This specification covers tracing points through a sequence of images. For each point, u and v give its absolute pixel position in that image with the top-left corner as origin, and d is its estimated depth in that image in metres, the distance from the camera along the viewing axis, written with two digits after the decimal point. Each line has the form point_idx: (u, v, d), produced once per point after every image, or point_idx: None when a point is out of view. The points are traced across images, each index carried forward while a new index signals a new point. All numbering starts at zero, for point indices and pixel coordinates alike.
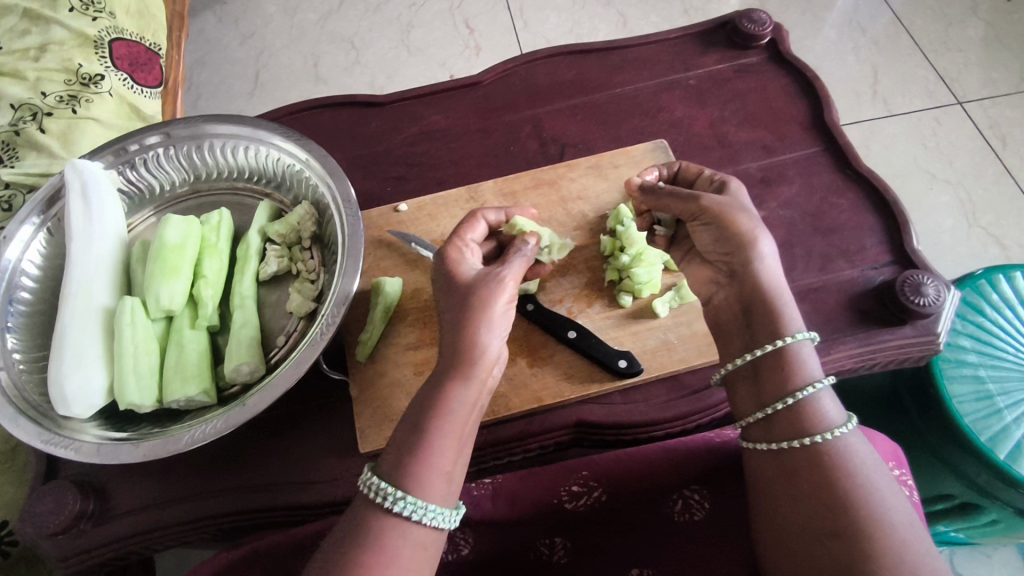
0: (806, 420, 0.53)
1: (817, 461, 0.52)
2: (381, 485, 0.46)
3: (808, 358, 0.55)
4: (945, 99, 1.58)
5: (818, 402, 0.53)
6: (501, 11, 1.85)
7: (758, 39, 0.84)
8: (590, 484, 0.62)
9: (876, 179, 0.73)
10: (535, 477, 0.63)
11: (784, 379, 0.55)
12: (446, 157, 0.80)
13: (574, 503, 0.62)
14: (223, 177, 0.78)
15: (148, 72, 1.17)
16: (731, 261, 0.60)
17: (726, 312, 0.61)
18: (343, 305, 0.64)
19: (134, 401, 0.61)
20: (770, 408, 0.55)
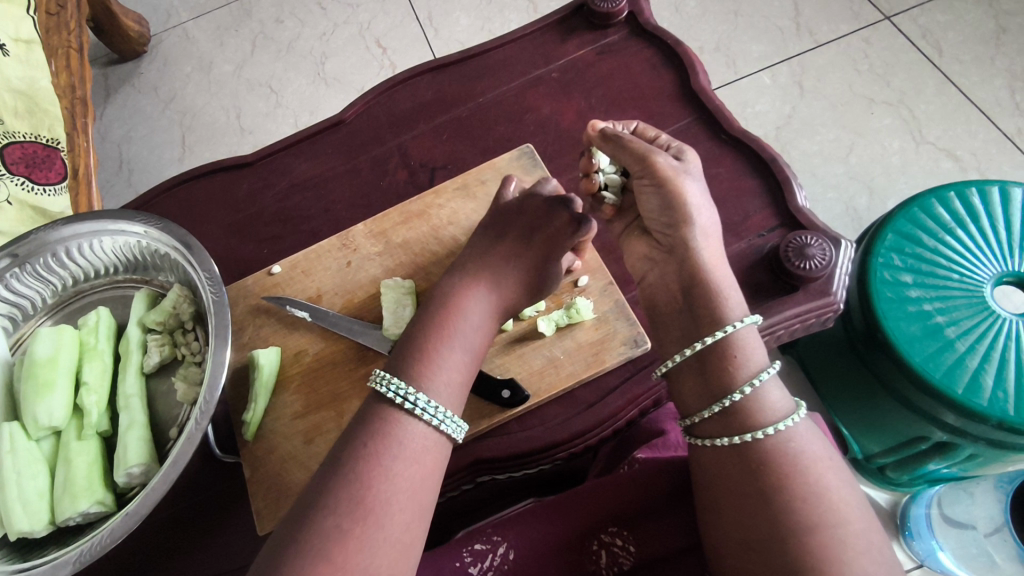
0: (755, 414, 0.46)
1: (763, 459, 0.45)
2: (397, 385, 0.47)
3: (755, 345, 0.48)
4: (872, 16, 1.50)
5: (765, 396, 0.47)
6: (409, 23, 1.81)
7: (615, 16, 0.80)
8: (494, 540, 0.55)
9: (751, 140, 0.70)
10: (433, 553, 0.56)
11: (732, 373, 0.48)
12: (318, 206, 0.78)
13: (478, 567, 0.54)
14: (101, 275, 0.77)
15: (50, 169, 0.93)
16: (672, 233, 0.53)
17: (661, 292, 0.53)
18: (221, 380, 0.61)
19: (25, 529, 0.60)
20: (725, 399, 0.47)
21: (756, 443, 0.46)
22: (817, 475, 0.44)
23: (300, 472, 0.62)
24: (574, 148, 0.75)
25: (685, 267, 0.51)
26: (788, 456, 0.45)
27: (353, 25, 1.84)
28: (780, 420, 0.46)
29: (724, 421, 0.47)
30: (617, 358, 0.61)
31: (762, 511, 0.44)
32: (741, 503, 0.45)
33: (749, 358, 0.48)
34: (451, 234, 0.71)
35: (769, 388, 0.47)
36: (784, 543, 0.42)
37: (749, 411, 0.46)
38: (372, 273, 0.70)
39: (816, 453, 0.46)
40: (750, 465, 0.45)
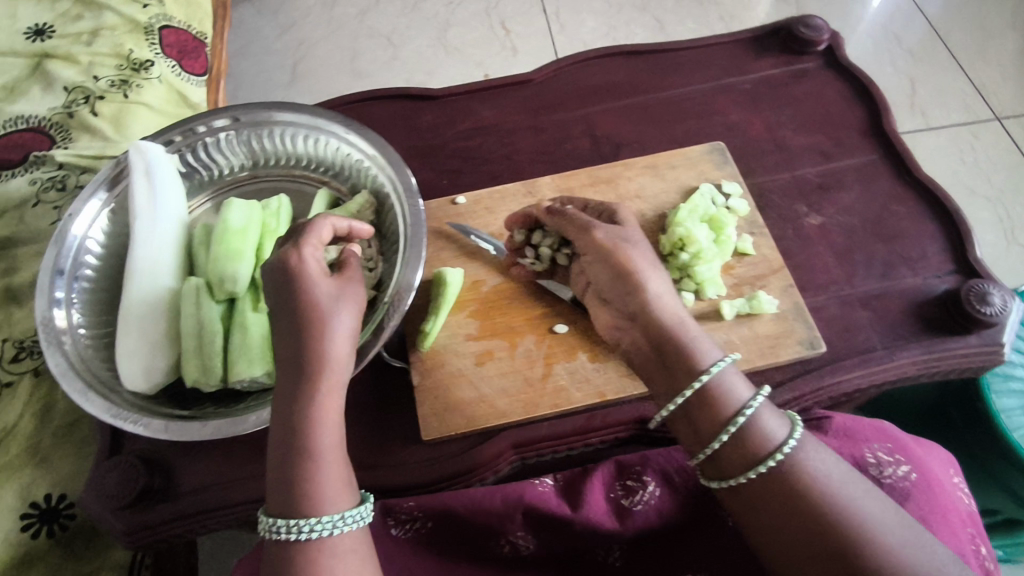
0: (751, 446, 0.50)
1: (781, 486, 0.48)
2: (272, 522, 0.49)
3: (732, 384, 0.52)
4: (984, 114, 1.56)
5: (758, 424, 0.50)
6: (537, 13, 1.84)
7: (815, 45, 0.84)
8: (643, 479, 0.62)
9: (937, 187, 0.73)
10: (586, 474, 0.63)
11: (729, 418, 0.51)
12: (501, 151, 0.81)
13: (630, 500, 0.61)
14: (280, 164, 0.78)
15: (195, 60, 1.19)
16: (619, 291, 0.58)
17: (639, 355, 0.57)
18: (406, 297, 0.64)
19: (201, 379, 0.63)
20: (714, 442, 0.51)
21: (780, 466, 0.48)
22: (849, 499, 0.46)
23: (468, 391, 0.65)
24: (761, 158, 0.77)
25: (640, 313, 0.56)
26: (804, 479, 0.48)
27: (481, 1, 1.88)
28: (777, 447, 0.49)
29: (719, 461, 0.51)
30: (791, 355, 0.64)
31: (808, 527, 0.46)
32: (780, 527, 0.47)
33: (729, 396, 0.51)
34: (636, 207, 0.73)
35: (765, 417, 0.51)
36: (849, 565, 0.44)
37: (749, 442, 0.50)
38: None
39: (836, 472, 0.48)
40: (772, 496, 0.48)
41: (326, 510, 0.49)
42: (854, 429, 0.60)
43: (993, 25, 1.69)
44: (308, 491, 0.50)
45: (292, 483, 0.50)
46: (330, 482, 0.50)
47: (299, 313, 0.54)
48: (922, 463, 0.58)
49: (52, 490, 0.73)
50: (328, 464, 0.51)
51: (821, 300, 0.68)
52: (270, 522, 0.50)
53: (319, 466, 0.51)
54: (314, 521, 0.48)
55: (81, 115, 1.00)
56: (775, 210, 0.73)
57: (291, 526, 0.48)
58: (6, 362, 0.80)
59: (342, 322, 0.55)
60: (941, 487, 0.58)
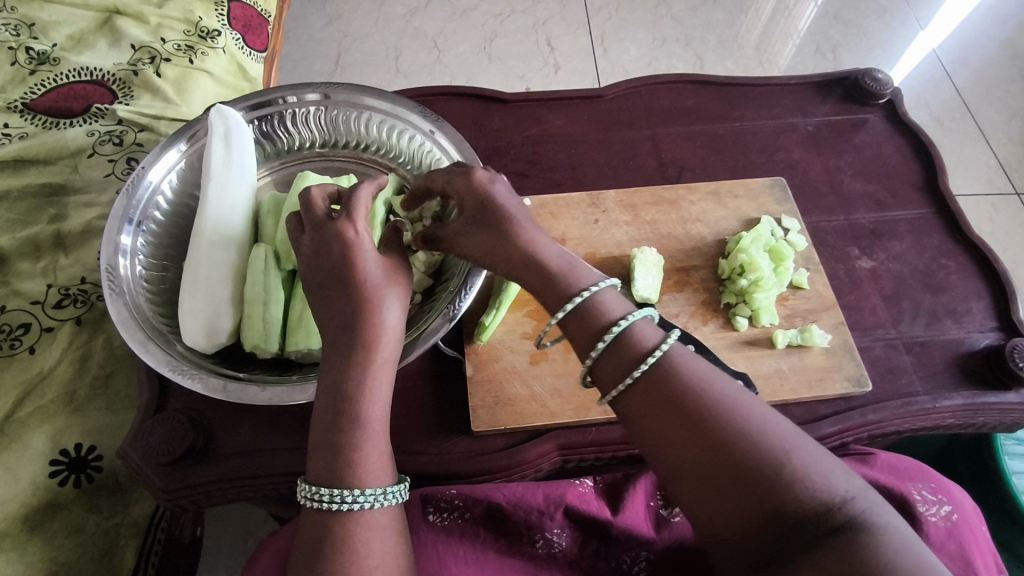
0: (626, 352, 0.47)
1: (680, 396, 0.43)
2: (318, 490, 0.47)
3: (607, 299, 0.49)
4: (1004, 188, 1.62)
5: (630, 335, 0.47)
6: (582, 35, 1.88)
7: (876, 98, 0.87)
8: None
9: (984, 247, 0.76)
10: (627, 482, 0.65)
11: (627, 351, 0.47)
12: (566, 160, 0.83)
13: (668, 510, 0.62)
14: (351, 147, 0.80)
15: (257, 36, 1.20)
16: (513, 268, 0.52)
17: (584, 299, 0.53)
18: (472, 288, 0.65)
19: (260, 344, 0.63)
20: (632, 373, 0.46)
21: (645, 374, 0.45)
22: (760, 422, 0.41)
23: (518, 388, 0.66)
24: (819, 199, 0.80)
25: (497, 255, 0.52)
26: (678, 379, 0.44)
27: (529, 16, 1.92)
28: (651, 349, 0.46)
29: (643, 393, 0.45)
30: (838, 390, 0.65)
31: (702, 438, 0.41)
32: (682, 438, 0.42)
33: (640, 339, 0.47)
34: (697, 231, 0.75)
35: (641, 326, 0.48)
36: (742, 471, 0.39)
37: (624, 356, 0.47)
38: (617, 237, 0.74)
39: (698, 376, 0.44)
40: (677, 404, 0.43)
41: (371, 483, 0.48)
42: (897, 470, 0.61)
43: (1019, 104, 1.76)
44: (353, 460, 0.48)
45: (337, 451, 0.48)
46: (373, 458, 0.49)
47: (355, 292, 0.51)
48: (964, 506, 0.59)
49: (81, 440, 0.71)
50: (375, 437, 0.49)
51: (868, 341, 0.70)
52: (313, 488, 0.48)
53: (370, 442, 0.49)
54: (357, 492, 0.47)
55: (145, 74, 1.01)
56: (828, 249, 0.76)
57: (336, 492, 0.47)
58: (49, 308, 0.77)
59: (393, 311, 0.52)
60: (979, 531, 0.59)
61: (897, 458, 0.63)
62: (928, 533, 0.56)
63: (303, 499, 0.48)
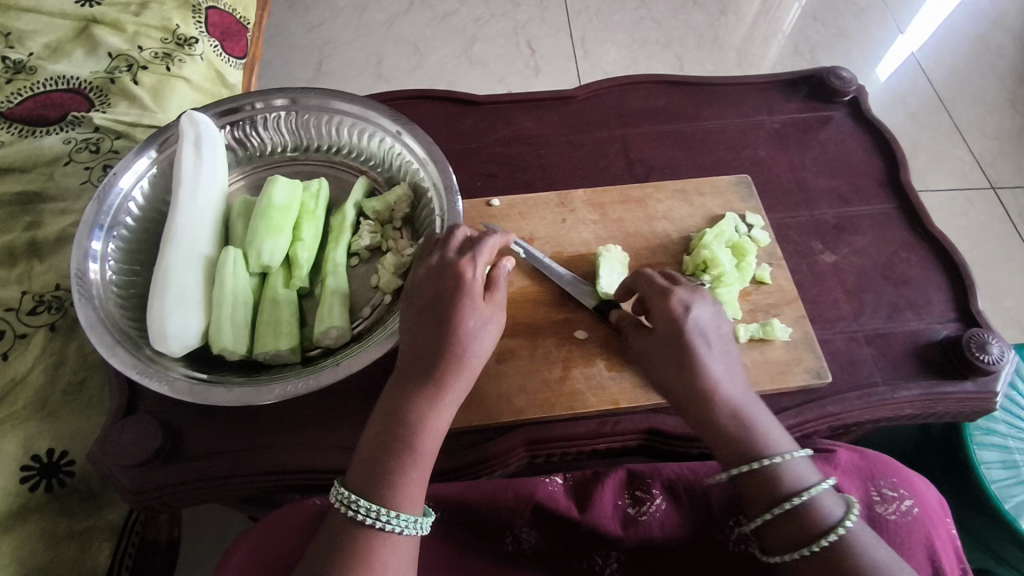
0: (777, 485, 0.52)
1: (804, 520, 0.50)
2: (351, 499, 0.51)
3: (772, 434, 0.55)
4: (979, 183, 1.64)
5: (788, 468, 0.52)
6: (563, 38, 1.90)
7: (841, 95, 0.89)
8: (651, 492, 0.64)
9: (944, 240, 0.77)
10: (597, 481, 0.65)
11: (776, 483, 0.52)
12: (536, 161, 0.84)
13: (636, 510, 0.62)
14: (322, 151, 0.81)
15: (236, 43, 1.22)
16: (673, 367, 0.57)
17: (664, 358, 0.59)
18: None
19: (228, 347, 0.64)
20: (778, 506, 0.51)
21: (795, 508, 0.50)
22: (865, 550, 0.48)
23: (485, 386, 0.66)
24: (784, 195, 0.81)
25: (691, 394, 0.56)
26: (814, 511, 0.50)
27: (510, 20, 1.94)
28: (833, 525, 0.49)
29: (772, 503, 0.52)
30: (798, 382, 0.67)
31: (830, 565, 0.48)
32: (811, 562, 0.49)
33: (772, 443, 0.54)
34: (663, 228, 0.76)
35: (824, 500, 0.51)
36: None
37: (769, 480, 0.52)
38: (584, 236, 0.76)
39: (827, 508, 0.51)
40: (802, 527, 0.50)
41: (402, 508, 0.51)
42: (862, 466, 0.63)
43: (994, 100, 1.78)
44: (391, 482, 0.52)
45: (381, 471, 0.52)
46: (411, 484, 0.52)
47: (445, 323, 0.56)
48: (928, 500, 0.60)
49: (53, 445, 0.72)
50: (421, 463, 0.53)
51: (828, 334, 0.72)
52: (349, 496, 0.51)
53: (416, 468, 0.53)
54: (392, 514, 0.50)
55: (122, 82, 1.02)
56: (792, 246, 0.77)
57: (374, 509, 0.50)
58: (24, 315, 0.78)
59: (482, 345, 0.57)
60: (941, 524, 0.60)
61: (864, 452, 0.65)
62: (884, 530, 0.58)
63: (336, 503, 0.52)
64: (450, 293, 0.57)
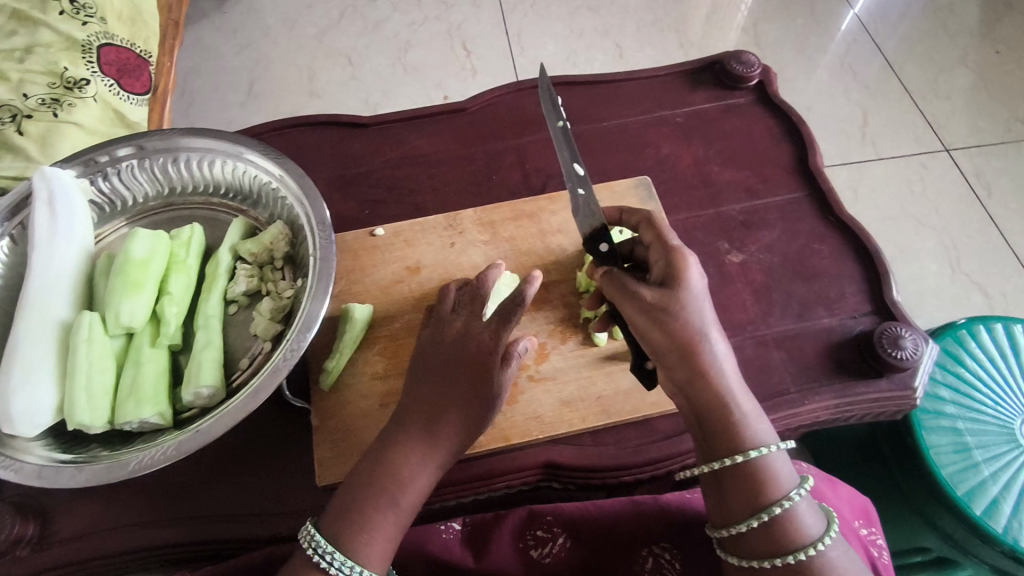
0: (768, 488, 0.48)
1: (774, 529, 0.47)
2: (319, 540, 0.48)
3: (756, 426, 0.50)
4: (934, 146, 1.59)
5: (770, 465, 0.48)
6: (499, 35, 1.85)
7: (746, 81, 0.84)
8: (554, 530, 0.59)
9: (857, 226, 0.73)
10: (497, 522, 0.61)
11: (762, 487, 0.48)
12: (427, 182, 0.80)
13: (539, 552, 0.58)
14: (198, 192, 0.77)
15: (136, 79, 1.17)
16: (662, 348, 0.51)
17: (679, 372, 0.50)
18: (310, 333, 0.61)
19: (83, 421, 0.59)
20: (767, 511, 0.47)
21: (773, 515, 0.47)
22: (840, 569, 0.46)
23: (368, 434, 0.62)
24: (688, 193, 0.77)
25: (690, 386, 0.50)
26: (790, 513, 0.47)
27: (444, 22, 1.88)
28: (810, 542, 0.47)
29: (750, 505, 0.48)
30: None
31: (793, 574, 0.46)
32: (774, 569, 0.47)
33: (755, 434, 0.49)
34: (557, 243, 0.72)
35: (811, 510, 0.48)
36: None
37: (745, 479, 0.48)
38: (473, 259, 0.71)
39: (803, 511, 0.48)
40: (772, 534, 0.47)
41: (372, 566, 0.48)
42: None
43: (945, 58, 1.73)
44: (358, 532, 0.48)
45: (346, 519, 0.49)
46: (382, 540, 0.49)
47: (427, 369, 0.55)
48: (837, 515, 0.58)
49: None
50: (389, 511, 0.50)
51: (737, 341, 0.67)
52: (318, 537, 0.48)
53: (395, 518, 0.50)
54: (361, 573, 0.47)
55: (6, 134, 0.97)
56: (698, 247, 0.73)
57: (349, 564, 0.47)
58: None
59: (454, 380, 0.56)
60: (853, 535, 0.58)
61: None
62: None
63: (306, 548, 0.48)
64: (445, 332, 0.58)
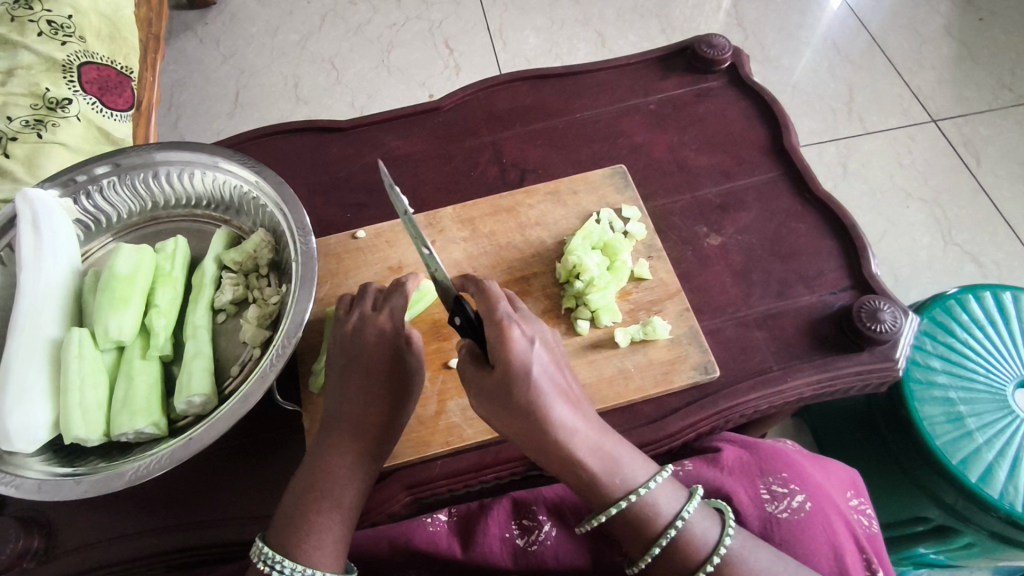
0: (650, 521, 0.50)
1: (678, 555, 0.49)
2: (268, 554, 0.49)
3: (625, 465, 0.50)
4: (920, 117, 1.59)
5: (651, 501, 0.50)
6: (481, 31, 1.85)
7: (719, 64, 0.84)
8: (540, 518, 0.60)
9: (833, 203, 0.73)
10: (483, 512, 0.61)
11: (649, 523, 0.50)
12: (406, 182, 0.80)
13: (526, 540, 0.59)
14: (180, 205, 0.78)
15: (118, 95, 1.18)
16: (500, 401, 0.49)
17: (519, 427, 0.49)
18: (295, 336, 0.62)
19: (79, 435, 0.60)
20: (658, 543, 0.49)
21: (669, 544, 0.49)
22: (750, 556, 0.49)
23: None
24: (665, 178, 0.78)
25: (538, 439, 0.49)
26: (689, 538, 0.50)
27: (425, 21, 1.88)
28: (710, 555, 0.49)
29: (647, 542, 0.50)
30: (685, 381, 0.64)
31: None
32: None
33: (626, 472, 0.50)
34: (537, 235, 0.73)
35: (698, 518, 0.50)
36: None
37: (635, 521, 0.50)
38: (454, 256, 0.72)
39: (702, 531, 0.50)
40: (678, 558, 0.49)
41: (327, 566, 0.50)
42: (748, 462, 0.59)
43: (928, 28, 1.72)
44: (314, 532, 0.51)
45: (304, 523, 0.51)
46: (335, 539, 0.51)
47: (366, 369, 0.57)
48: (819, 489, 0.57)
49: None
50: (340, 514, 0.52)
51: (718, 323, 0.68)
52: (266, 552, 0.49)
53: (340, 518, 0.52)
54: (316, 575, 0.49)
55: None
56: (676, 232, 0.73)
57: (296, 569, 0.48)
58: None
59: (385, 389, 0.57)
60: (836, 508, 0.58)
61: (749, 446, 0.61)
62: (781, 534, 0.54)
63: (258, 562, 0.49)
64: (359, 347, 0.57)
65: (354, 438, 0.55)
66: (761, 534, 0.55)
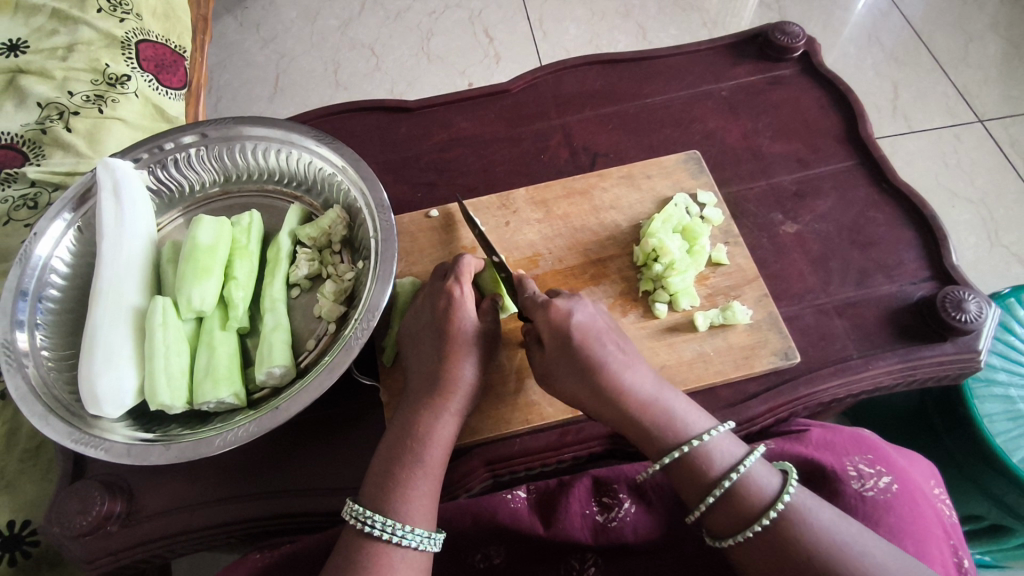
0: (704, 470, 0.50)
1: (735, 506, 0.49)
2: (360, 511, 0.50)
3: (685, 415, 0.53)
4: (967, 117, 1.57)
5: (708, 449, 0.51)
6: (521, 21, 1.84)
7: (791, 52, 0.84)
8: (620, 497, 0.60)
9: (911, 193, 0.73)
10: (564, 488, 0.61)
11: (704, 471, 0.50)
12: (475, 162, 0.80)
13: (606, 517, 0.59)
14: (253, 180, 0.78)
15: (173, 74, 1.18)
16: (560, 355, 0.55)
17: (579, 383, 0.55)
18: (375, 316, 0.62)
19: (165, 402, 0.61)
20: (714, 490, 0.49)
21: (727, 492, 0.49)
22: (810, 513, 0.46)
23: None
24: (737, 165, 0.77)
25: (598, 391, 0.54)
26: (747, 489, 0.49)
27: (465, 10, 1.88)
28: (771, 506, 0.47)
29: (704, 493, 0.50)
30: (766, 366, 0.63)
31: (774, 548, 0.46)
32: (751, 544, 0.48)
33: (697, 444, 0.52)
34: (611, 219, 0.72)
35: (758, 469, 0.50)
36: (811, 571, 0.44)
37: (692, 468, 0.51)
38: (528, 237, 0.72)
39: (765, 484, 0.49)
40: (734, 508, 0.49)
41: (417, 521, 0.51)
42: (834, 446, 0.59)
43: (975, 27, 1.70)
44: (407, 494, 0.51)
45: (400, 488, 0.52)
46: (421, 497, 0.52)
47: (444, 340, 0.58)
48: (906, 473, 0.57)
49: (13, 517, 0.69)
50: (424, 477, 0.53)
51: (796, 310, 0.67)
52: (357, 509, 0.50)
53: (428, 480, 0.53)
54: (409, 529, 0.50)
55: (55, 131, 0.99)
56: (751, 219, 0.73)
57: (390, 524, 0.49)
58: None
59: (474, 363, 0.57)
60: (922, 494, 0.56)
61: (833, 432, 0.61)
62: (865, 511, 0.54)
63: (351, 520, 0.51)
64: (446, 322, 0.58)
65: (430, 393, 0.56)
66: (845, 509, 0.54)
